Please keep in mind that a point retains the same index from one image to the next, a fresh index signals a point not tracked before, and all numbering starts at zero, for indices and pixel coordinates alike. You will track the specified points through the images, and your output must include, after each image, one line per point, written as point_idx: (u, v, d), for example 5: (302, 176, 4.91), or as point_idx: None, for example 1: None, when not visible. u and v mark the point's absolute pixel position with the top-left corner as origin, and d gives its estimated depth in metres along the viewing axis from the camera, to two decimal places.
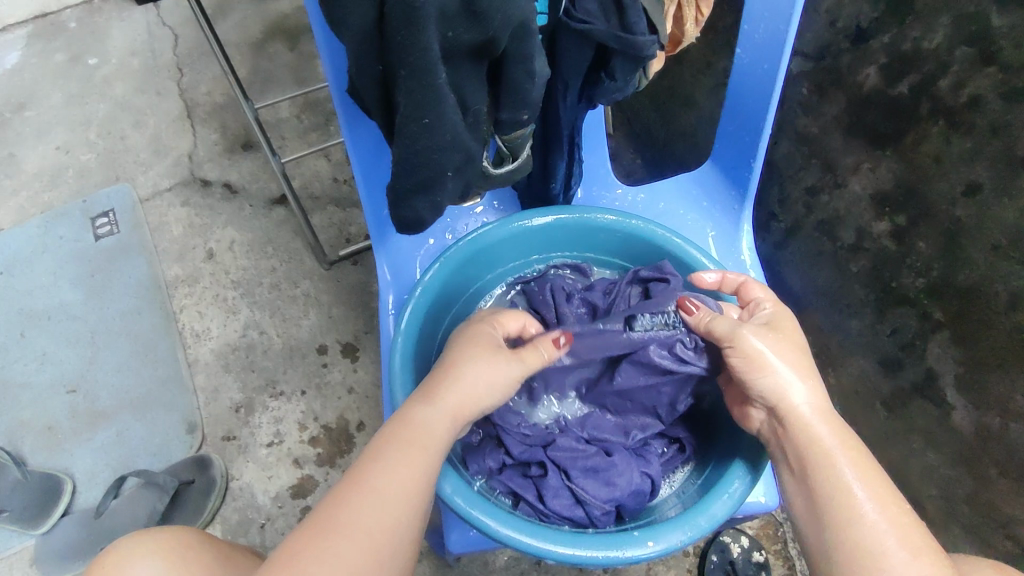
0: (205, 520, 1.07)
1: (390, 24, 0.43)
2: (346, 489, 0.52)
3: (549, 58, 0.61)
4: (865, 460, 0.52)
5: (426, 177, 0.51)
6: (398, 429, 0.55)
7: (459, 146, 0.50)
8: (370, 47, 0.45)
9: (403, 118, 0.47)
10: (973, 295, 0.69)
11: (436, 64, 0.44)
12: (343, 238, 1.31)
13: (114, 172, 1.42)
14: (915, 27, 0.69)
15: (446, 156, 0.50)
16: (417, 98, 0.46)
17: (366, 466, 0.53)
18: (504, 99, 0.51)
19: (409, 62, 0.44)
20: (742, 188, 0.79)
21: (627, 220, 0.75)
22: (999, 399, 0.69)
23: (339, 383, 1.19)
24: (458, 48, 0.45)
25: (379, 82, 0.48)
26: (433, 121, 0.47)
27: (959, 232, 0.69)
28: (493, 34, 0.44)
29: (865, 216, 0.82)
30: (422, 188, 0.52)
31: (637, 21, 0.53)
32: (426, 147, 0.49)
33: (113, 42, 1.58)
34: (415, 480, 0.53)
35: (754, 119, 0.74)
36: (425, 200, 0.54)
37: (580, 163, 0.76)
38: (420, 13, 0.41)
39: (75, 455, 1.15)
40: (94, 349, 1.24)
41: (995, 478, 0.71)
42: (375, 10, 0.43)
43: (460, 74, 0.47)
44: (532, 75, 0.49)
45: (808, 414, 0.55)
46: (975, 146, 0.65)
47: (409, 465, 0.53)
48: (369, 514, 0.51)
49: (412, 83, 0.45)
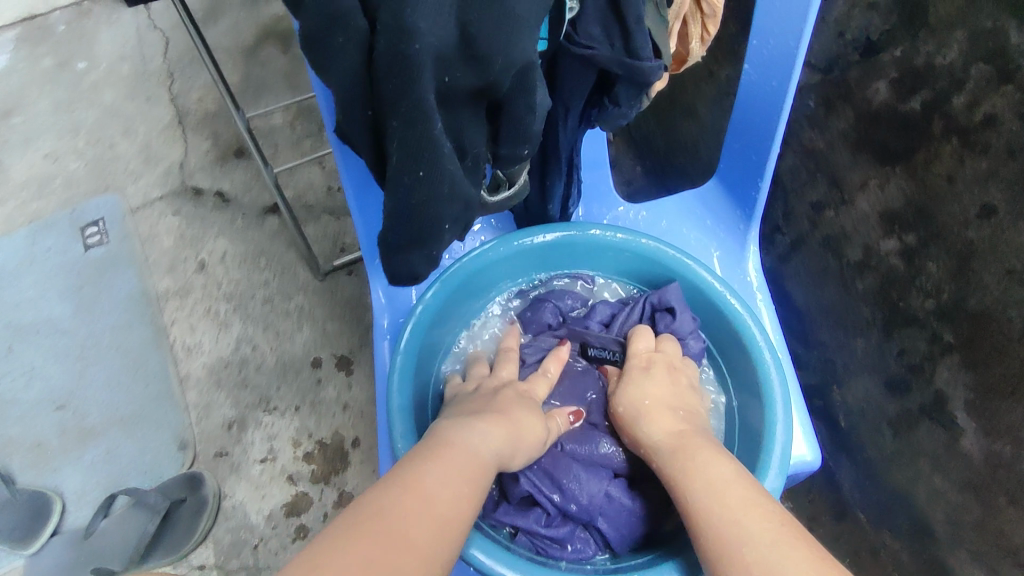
0: (196, 541, 1.05)
1: (379, 72, 0.40)
2: (393, 487, 0.49)
3: (548, 83, 0.58)
4: (768, 508, 0.52)
5: (420, 236, 0.47)
6: (440, 446, 0.55)
7: (459, 195, 0.46)
8: (359, 93, 0.42)
9: (396, 170, 0.43)
10: (984, 319, 0.67)
11: (431, 113, 0.41)
12: (338, 249, 1.28)
13: (103, 181, 1.39)
14: (929, 42, 0.67)
15: (445, 208, 0.45)
16: (411, 149, 0.42)
17: (416, 473, 0.51)
18: (503, 133, 0.47)
19: (402, 111, 0.41)
20: (749, 208, 0.76)
21: (637, 239, 0.74)
22: (1010, 427, 0.67)
23: (334, 400, 1.16)
24: (456, 91, 0.42)
25: (369, 132, 0.44)
26: (429, 174, 0.43)
27: (972, 254, 0.67)
28: (494, 78, 0.42)
29: (873, 234, 0.79)
30: (416, 243, 0.47)
31: (643, 46, 0.50)
32: (423, 201, 0.44)
33: (101, 46, 1.55)
34: (460, 501, 0.51)
35: (761, 137, 0.71)
36: (421, 255, 0.49)
37: (576, 184, 0.74)
38: (415, 59, 0.39)
39: (62, 473, 1.13)
40: (83, 363, 1.22)
41: (1004, 506, 0.69)
42: (363, 58, 0.40)
43: (459, 118, 0.45)
44: (533, 109, 0.46)
45: (740, 504, 0.53)
46: (990, 167, 0.63)
47: (456, 486, 0.52)
48: (418, 519, 0.47)
49: (406, 131, 0.42)
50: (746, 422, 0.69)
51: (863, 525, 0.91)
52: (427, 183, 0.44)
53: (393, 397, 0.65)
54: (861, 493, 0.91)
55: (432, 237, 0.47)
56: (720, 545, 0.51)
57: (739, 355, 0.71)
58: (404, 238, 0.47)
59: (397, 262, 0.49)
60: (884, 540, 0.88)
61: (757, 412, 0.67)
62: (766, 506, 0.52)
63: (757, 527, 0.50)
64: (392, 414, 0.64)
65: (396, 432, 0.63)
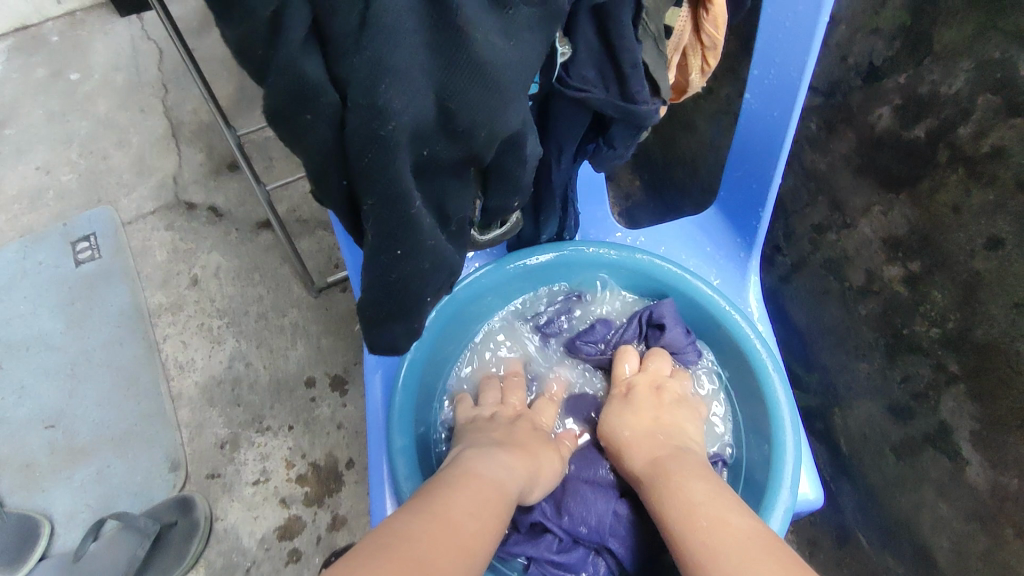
0: (187, 565, 1.04)
1: (353, 151, 0.37)
2: (422, 513, 0.49)
3: (540, 125, 0.56)
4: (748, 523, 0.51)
5: (400, 308, 0.45)
6: (465, 476, 0.55)
7: (444, 265, 0.45)
8: (331, 167, 0.39)
9: (372, 248, 0.41)
10: (991, 351, 0.65)
11: (410, 191, 0.39)
12: (332, 265, 1.27)
13: (95, 194, 1.37)
14: (934, 71, 0.66)
15: (429, 282, 0.44)
16: (389, 228, 0.40)
17: (443, 500, 0.51)
18: (492, 185, 0.45)
19: (377, 189, 0.39)
20: (750, 236, 0.75)
21: (631, 254, 0.73)
22: (1017, 460, 0.65)
23: (328, 419, 1.15)
24: (439, 161, 0.40)
25: (344, 199, 0.42)
26: (408, 252, 0.41)
27: (979, 284, 0.65)
28: (477, 150, 0.40)
29: (876, 259, 0.78)
30: (394, 316, 0.45)
31: (640, 90, 0.49)
32: (402, 276, 0.43)
33: (94, 56, 1.53)
34: (486, 527, 0.51)
35: (762, 166, 0.70)
36: (402, 328, 0.46)
37: (571, 218, 0.72)
38: (388, 139, 0.36)
39: (53, 494, 1.12)
40: (74, 381, 1.20)
41: (1010, 538, 0.68)
42: (335, 135, 0.37)
43: (442, 187, 0.43)
44: (523, 162, 0.44)
45: (720, 517, 0.52)
46: (998, 199, 0.62)
47: (483, 514, 0.52)
48: (449, 540, 0.47)
49: (383, 211, 0.39)
50: (753, 442, 0.68)
51: (865, 551, 0.89)
52: (406, 260, 0.42)
53: (394, 441, 0.64)
54: (863, 518, 0.89)
55: (414, 307, 0.45)
56: (706, 561, 0.49)
57: (744, 376, 0.69)
58: (383, 314, 0.45)
59: (372, 333, 0.46)
60: (885, 566, 0.86)
61: (764, 446, 0.65)
62: (735, 522, 0.51)
63: (728, 543, 0.50)
64: (394, 456, 0.63)
65: (400, 472, 0.62)
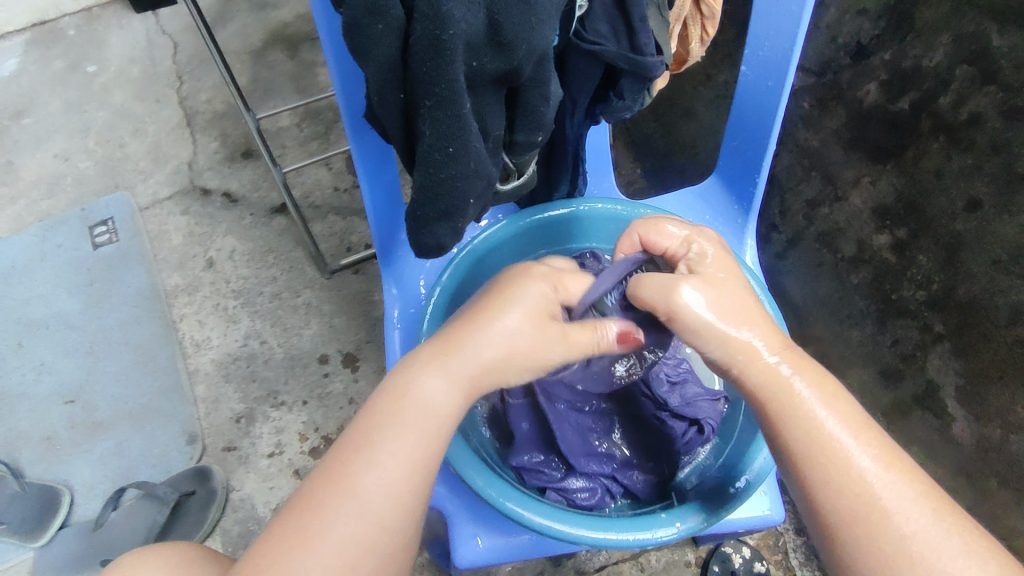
0: (205, 532, 1.07)
1: (415, 58, 0.45)
2: (323, 486, 0.47)
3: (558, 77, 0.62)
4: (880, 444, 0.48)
5: (448, 206, 0.53)
6: (394, 402, 0.50)
7: (482, 174, 0.52)
8: (394, 78, 0.47)
9: (427, 147, 0.49)
10: (973, 308, 0.70)
11: (460, 93, 0.46)
12: (344, 247, 1.31)
13: (113, 180, 1.41)
14: (916, 46, 0.72)
15: (469, 184, 0.51)
16: (443, 128, 0.48)
17: (347, 459, 0.48)
18: (519, 121, 0.53)
19: (435, 92, 0.46)
20: (747, 203, 0.80)
21: (634, 209, 0.76)
22: (999, 410, 0.69)
23: (340, 393, 1.19)
24: (481, 76, 0.47)
25: (400, 111, 0.50)
26: (457, 149, 0.49)
27: (960, 246, 0.70)
28: (516, 64, 0.47)
29: (866, 229, 0.83)
30: (444, 216, 0.54)
31: (646, 42, 0.55)
32: (452, 173, 0.50)
33: (111, 49, 1.58)
34: (406, 477, 0.48)
35: (759, 135, 0.75)
36: (446, 226, 0.55)
37: (581, 176, 0.77)
38: (448, 45, 0.44)
39: (74, 465, 1.15)
40: (93, 358, 1.24)
41: (996, 489, 0.72)
42: (399, 45, 0.45)
43: (483, 105, 0.50)
44: (546, 99, 0.51)
45: (854, 456, 0.47)
46: (976, 162, 0.67)
47: (394, 454, 0.48)
48: (343, 522, 0.46)
49: (437, 112, 0.47)
50: None
51: None
52: (456, 158, 0.49)
53: None
54: None
55: (460, 207, 0.53)
56: (868, 527, 0.45)
57: None
58: (430, 213, 0.54)
59: (424, 229, 0.56)
60: None
61: None
62: (876, 452, 0.47)
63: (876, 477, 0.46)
64: None
65: None
